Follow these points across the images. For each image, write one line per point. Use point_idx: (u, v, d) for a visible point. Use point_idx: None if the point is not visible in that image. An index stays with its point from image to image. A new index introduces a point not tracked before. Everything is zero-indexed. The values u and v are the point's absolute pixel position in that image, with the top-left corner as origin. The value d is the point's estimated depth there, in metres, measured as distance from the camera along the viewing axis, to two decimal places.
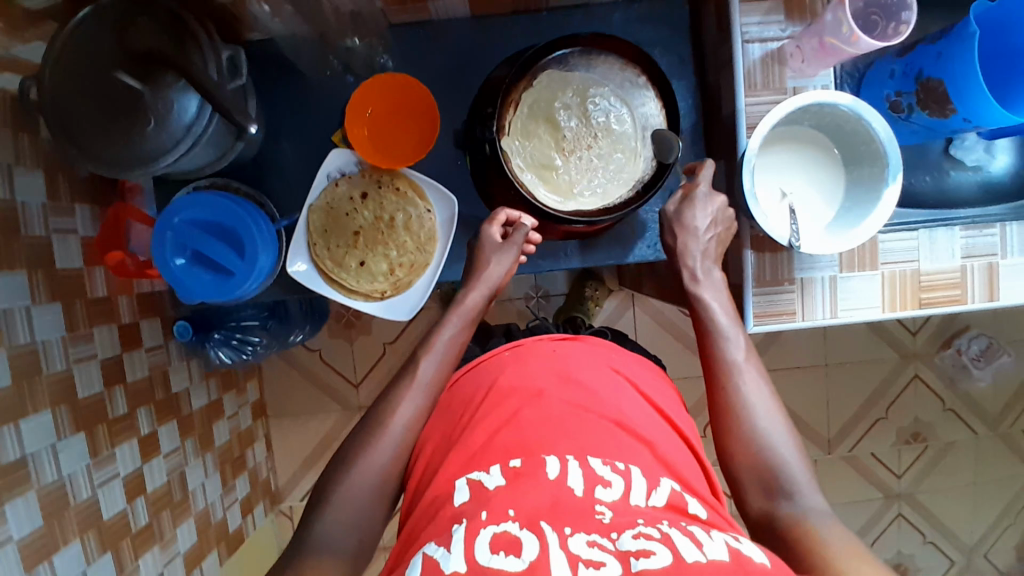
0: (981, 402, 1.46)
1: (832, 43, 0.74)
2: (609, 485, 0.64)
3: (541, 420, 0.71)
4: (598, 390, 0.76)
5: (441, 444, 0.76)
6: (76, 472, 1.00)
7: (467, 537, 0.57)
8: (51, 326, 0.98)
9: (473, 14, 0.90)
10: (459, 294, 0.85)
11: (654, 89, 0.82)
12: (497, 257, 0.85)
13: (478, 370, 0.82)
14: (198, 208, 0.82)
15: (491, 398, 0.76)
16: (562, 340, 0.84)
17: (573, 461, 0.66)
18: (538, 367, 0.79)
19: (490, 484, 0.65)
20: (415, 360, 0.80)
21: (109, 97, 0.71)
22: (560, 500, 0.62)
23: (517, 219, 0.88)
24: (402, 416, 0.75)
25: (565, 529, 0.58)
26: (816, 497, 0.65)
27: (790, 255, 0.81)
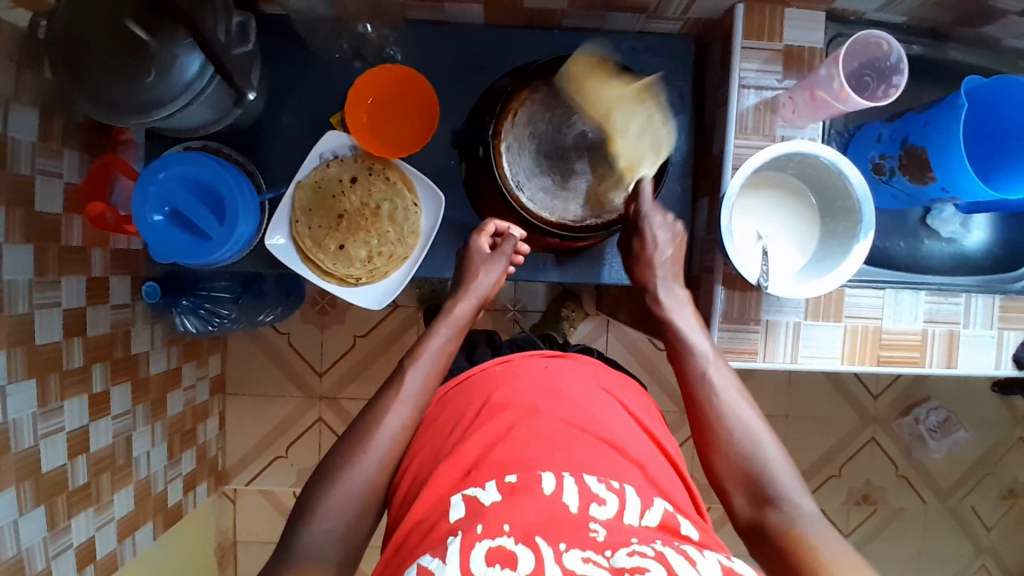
0: (933, 474, 1.48)
1: (822, 96, 0.76)
2: (604, 502, 0.62)
3: (536, 435, 0.68)
4: (590, 408, 0.73)
5: (428, 455, 0.74)
6: (22, 418, 0.98)
7: (463, 549, 0.57)
8: (20, 267, 0.97)
9: (487, 22, 0.92)
10: (448, 304, 0.86)
11: (651, 118, 0.83)
12: (487, 268, 0.87)
13: (466, 384, 0.80)
14: (185, 167, 0.82)
15: (484, 411, 0.73)
16: (553, 357, 0.82)
17: (568, 477, 0.64)
18: (530, 381, 0.76)
19: (486, 499, 0.62)
20: (402, 373, 0.79)
21: (115, 42, 0.72)
22: (555, 515, 0.60)
23: (506, 230, 0.89)
24: (389, 427, 0.74)
25: (560, 544, 0.57)
26: (805, 505, 0.65)
27: (759, 296, 0.83)
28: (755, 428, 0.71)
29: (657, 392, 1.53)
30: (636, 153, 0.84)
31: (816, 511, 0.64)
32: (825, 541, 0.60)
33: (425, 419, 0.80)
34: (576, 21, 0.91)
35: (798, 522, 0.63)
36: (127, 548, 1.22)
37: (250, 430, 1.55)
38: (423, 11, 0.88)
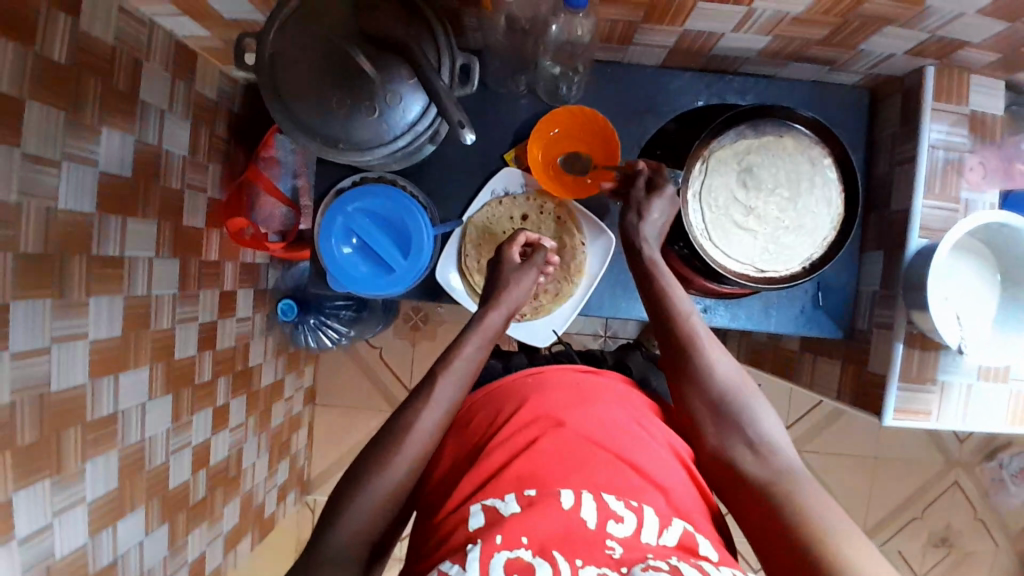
0: (1010, 519, 1.50)
1: (1023, 169, 0.83)
2: (622, 520, 0.62)
3: (556, 450, 0.68)
4: (619, 429, 0.73)
5: (459, 465, 0.75)
6: (158, 434, 0.97)
7: (482, 558, 0.56)
8: (166, 281, 0.96)
9: (662, 64, 0.91)
10: (478, 313, 0.81)
11: (836, 172, 0.84)
12: (518, 276, 0.82)
13: (499, 392, 0.81)
14: (371, 201, 0.82)
15: (511, 423, 0.73)
16: (588, 373, 0.82)
17: (587, 494, 0.64)
18: (561, 395, 0.77)
19: (505, 510, 0.62)
20: (433, 377, 0.74)
21: (339, 75, 0.70)
22: (573, 530, 0.61)
23: (537, 241, 0.88)
24: (422, 428, 0.71)
25: (576, 560, 0.58)
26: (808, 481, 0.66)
27: (938, 357, 0.83)
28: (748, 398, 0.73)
29: None
30: (824, 206, 0.84)
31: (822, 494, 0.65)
32: (812, 498, 0.64)
33: (458, 423, 0.81)
34: (753, 69, 0.90)
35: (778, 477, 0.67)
36: (230, 561, 1.22)
37: (333, 442, 1.54)
38: (605, 52, 0.87)
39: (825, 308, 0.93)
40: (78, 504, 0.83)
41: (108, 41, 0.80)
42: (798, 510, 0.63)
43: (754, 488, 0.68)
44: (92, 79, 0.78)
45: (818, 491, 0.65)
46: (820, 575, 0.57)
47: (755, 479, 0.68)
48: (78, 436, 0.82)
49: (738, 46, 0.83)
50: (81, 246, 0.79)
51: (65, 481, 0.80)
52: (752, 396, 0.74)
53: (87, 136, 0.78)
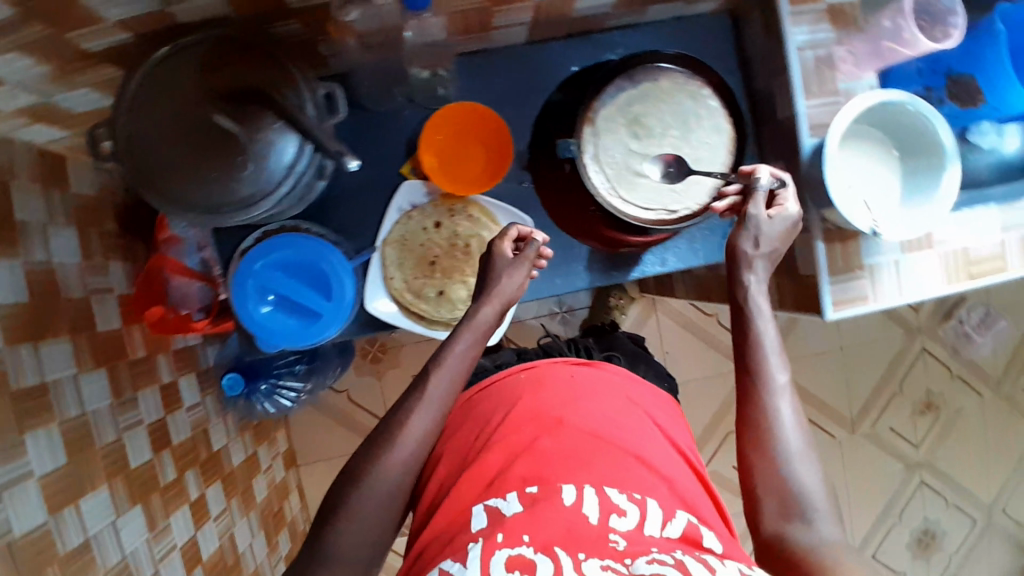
0: (984, 367, 1.56)
1: (891, 46, 0.81)
2: (625, 514, 0.66)
3: (559, 450, 0.72)
4: (622, 425, 0.77)
5: (455, 465, 0.78)
6: (139, 547, 0.93)
7: (485, 555, 0.60)
8: (99, 394, 0.92)
9: (529, 39, 0.91)
10: (470, 309, 0.80)
11: (718, 98, 0.85)
12: (508, 268, 0.80)
13: (491, 392, 0.84)
14: (277, 253, 0.80)
15: (509, 424, 0.76)
16: (581, 367, 0.86)
17: (589, 488, 0.67)
18: (554, 394, 0.80)
19: (507, 509, 0.66)
20: (426, 375, 0.76)
21: (200, 140, 0.68)
22: (575, 529, 0.63)
23: (529, 234, 0.83)
24: (414, 429, 0.72)
25: (579, 554, 0.60)
26: (833, 531, 0.67)
27: (858, 244, 0.86)
28: (803, 464, 0.70)
29: (719, 356, 1.56)
30: (715, 133, 0.85)
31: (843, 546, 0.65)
32: (847, 566, 0.62)
33: (454, 422, 0.84)
34: (616, 21, 0.91)
35: (817, 547, 0.65)
36: None
37: None
38: (469, 43, 0.86)
39: None
40: None
41: None
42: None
43: (792, 554, 0.65)
44: None
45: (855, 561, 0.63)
46: None
47: (797, 546, 0.66)
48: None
49: (593, 4, 0.83)
50: None
51: None
52: (810, 464, 0.70)
53: None
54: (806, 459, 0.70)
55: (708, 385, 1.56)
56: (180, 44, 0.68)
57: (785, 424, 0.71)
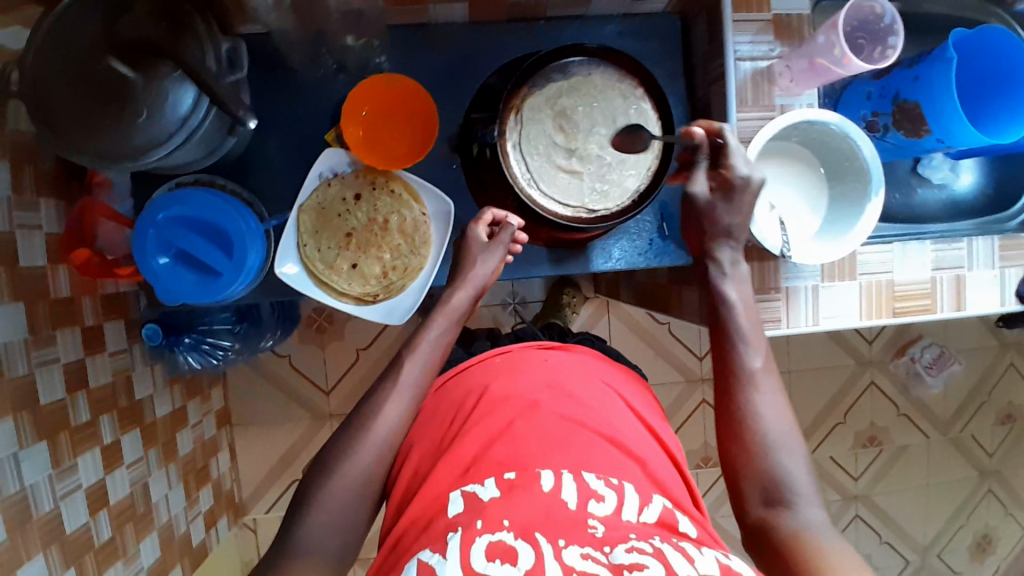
0: (933, 408, 1.54)
1: (823, 64, 0.79)
2: (603, 500, 0.67)
3: (533, 432, 0.72)
4: (594, 404, 0.78)
5: (429, 450, 0.77)
6: (39, 482, 0.95)
7: (464, 543, 0.61)
8: (14, 328, 0.93)
9: (471, 19, 0.90)
10: (445, 294, 0.84)
11: (650, 101, 0.83)
12: (482, 256, 0.84)
13: (467, 373, 0.83)
14: (184, 205, 0.79)
15: (484, 402, 0.76)
16: (547, 349, 0.86)
17: (566, 474, 0.68)
18: (532, 375, 0.80)
19: (484, 496, 0.66)
20: (400, 360, 0.80)
21: (93, 84, 0.66)
22: (553, 512, 0.64)
23: (504, 219, 0.86)
24: (385, 423, 0.75)
25: (559, 540, 0.62)
26: (817, 511, 0.65)
27: (777, 265, 0.84)
28: (789, 454, 0.69)
29: (665, 366, 1.55)
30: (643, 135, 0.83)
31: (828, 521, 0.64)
32: (837, 553, 0.60)
33: (426, 409, 0.83)
34: (561, 11, 0.89)
35: (805, 532, 0.63)
36: None
37: (260, 459, 1.52)
38: (406, 16, 0.85)
39: (671, 238, 0.94)
40: None
41: None
42: (827, 566, 0.58)
43: (779, 541, 0.63)
44: None
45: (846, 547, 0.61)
46: None
47: (788, 533, 0.63)
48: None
49: None
50: None
51: None
52: (798, 454, 0.69)
53: None
54: (786, 432, 0.70)
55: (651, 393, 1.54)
56: None
57: (761, 413, 0.70)
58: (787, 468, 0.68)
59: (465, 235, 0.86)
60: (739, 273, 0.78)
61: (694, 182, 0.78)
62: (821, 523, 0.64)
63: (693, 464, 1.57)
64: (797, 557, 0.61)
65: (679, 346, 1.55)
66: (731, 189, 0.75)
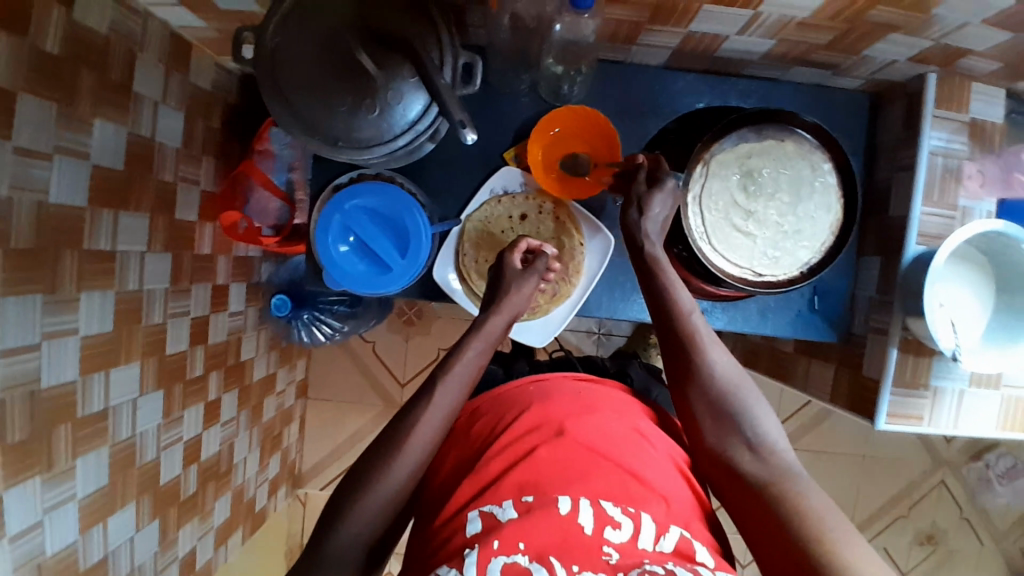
0: (995, 518, 1.52)
1: (1023, 179, 0.84)
2: (619, 526, 0.64)
3: (558, 458, 0.70)
4: (617, 440, 0.74)
5: (458, 467, 0.77)
6: (148, 430, 0.96)
7: (481, 562, 0.59)
8: (159, 276, 0.95)
9: (666, 64, 0.91)
10: (481, 317, 0.80)
11: (837, 178, 0.84)
12: (521, 283, 0.81)
13: (503, 397, 0.82)
14: (369, 197, 0.81)
15: (513, 427, 0.75)
16: (585, 381, 0.84)
17: (584, 500, 0.66)
18: (565, 401, 0.78)
19: (503, 515, 0.65)
20: (432, 381, 0.73)
21: (338, 72, 0.69)
22: (571, 537, 0.63)
23: (538, 247, 0.87)
24: (423, 432, 0.70)
25: (573, 566, 0.61)
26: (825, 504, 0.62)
27: (931, 361, 0.84)
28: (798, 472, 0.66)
29: None
30: (824, 211, 0.84)
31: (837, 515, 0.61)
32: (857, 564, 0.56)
33: (461, 428, 0.82)
34: (757, 71, 0.90)
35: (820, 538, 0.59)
36: (221, 555, 1.22)
37: (325, 436, 1.54)
38: (610, 51, 0.87)
39: (820, 313, 0.94)
40: (68, 501, 0.82)
41: (101, 31, 0.79)
42: (848, 573, 0.55)
43: (789, 541, 0.60)
44: (85, 71, 0.77)
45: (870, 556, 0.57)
46: None
47: (803, 533, 0.60)
48: (69, 434, 0.80)
49: (742, 49, 0.82)
50: (71, 240, 0.77)
51: (55, 479, 0.79)
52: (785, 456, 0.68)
53: (80, 127, 0.77)
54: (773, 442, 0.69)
55: None
56: None
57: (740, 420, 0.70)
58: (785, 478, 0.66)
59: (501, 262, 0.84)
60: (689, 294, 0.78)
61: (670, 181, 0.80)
62: (830, 510, 0.62)
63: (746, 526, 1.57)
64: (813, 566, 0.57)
65: None
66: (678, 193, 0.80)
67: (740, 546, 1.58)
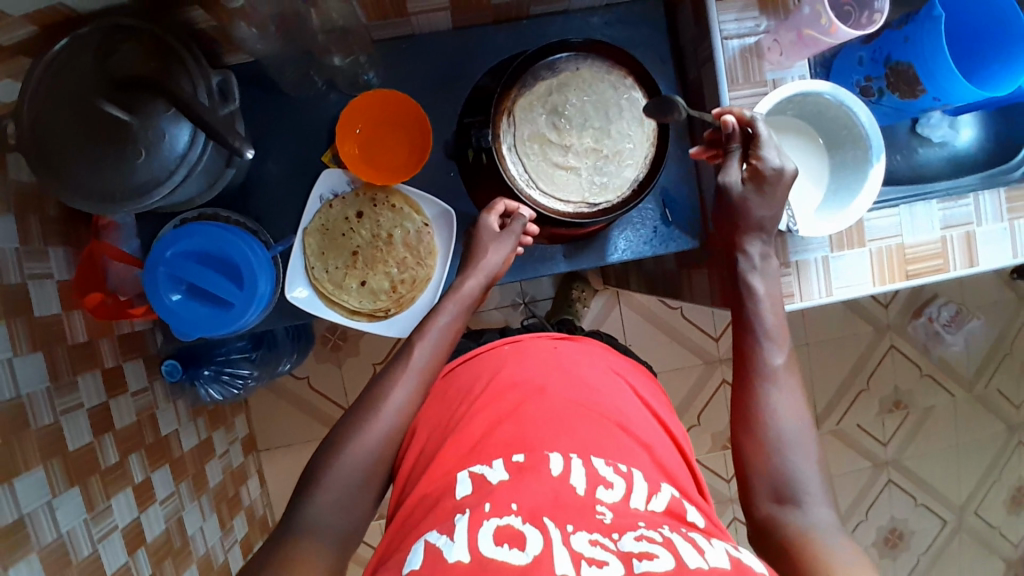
0: (955, 365, 1.53)
1: (810, 35, 0.78)
2: (611, 486, 0.65)
3: (544, 415, 0.72)
4: (601, 391, 0.77)
5: (436, 431, 0.76)
6: (75, 527, 0.93)
7: (472, 525, 0.58)
8: (35, 377, 0.91)
9: (454, 26, 0.91)
10: (456, 282, 0.81)
11: (641, 89, 0.84)
12: (493, 244, 0.80)
13: (476, 360, 0.83)
14: (189, 240, 0.80)
15: (491, 389, 0.76)
16: (559, 338, 0.85)
17: (576, 459, 0.67)
18: (537, 360, 0.80)
19: (493, 477, 0.65)
20: (409, 345, 0.77)
21: (94, 128, 0.69)
22: (561, 498, 0.63)
23: (516, 209, 0.82)
24: (394, 402, 0.72)
25: (567, 526, 0.59)
26: (824, 512, 0.64)
27: (784, 240, 0.85)
28: (799, 456, 0.68)
29: (681, 350, 1.54)
30: (637, 124, 0.84)
31: (833, 522, 0.63)
32: (839, 554, 0.60)
33: (434, 392, 0.82)
34: (543, 8, 0.91)
35: (810, 532, 0.62)
36: None
37: (290, 481, 1.54)
38: (391, 29, 0.87)
39: (675, 223, 0.95)
40: None
41: None
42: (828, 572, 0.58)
43: (780, 540, 0.63)
44: None
45: (851, 545, 0.61)
46: None
47: (784, 532, 0.63)
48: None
49: None
50: None
51: None
52: (809, 454, 0.68)
53: None
54: (800, 437, 0.69)
55: (668, 380, 1.54)
56: (75, 34, 0.69)
57: (775, 408, 0.70)
58: (797, 478, 0.66)
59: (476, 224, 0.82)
60: (768, 268, 0.78)
61: (726, 171, 0.76)
62: (827, 525, 0.63)
63: (719, 445, 1.56)
64: (802, 554, 0.60)
65: (693, 329, 1.54)
66: (763, 181, 0.74)
67: (721, 467, 1.57)
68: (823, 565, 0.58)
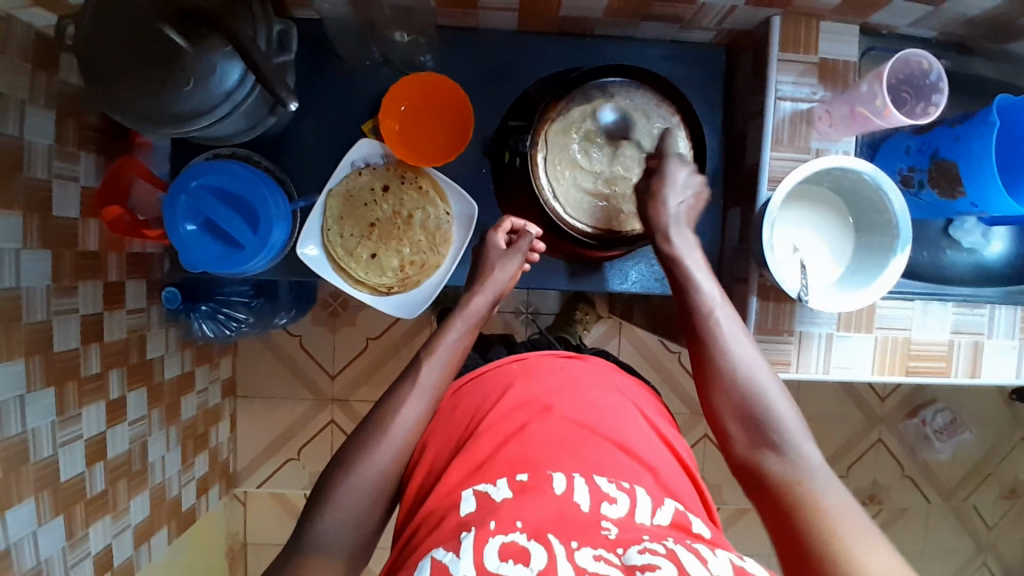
0: (937, 473, 1.51)
1: (863, 113, 0.78)
2: (615, 501, 0.63)
3: (549, 434, 0.69)
4: (608, 416, 0.74)
5: (445, 448, 0.73)
6: (41, 427, 0.93)
7: (477, 544, 0.57)
8: (39, 274, 0.92)
9: (518, 29, 0.92)
10: (466, 297, 0.83)
11: (687, 129, 0.86)
12: (501, 261, 0.85)
13: (480, 380, 0.80)
14: (216, 176, 0.81)
15: (498, 410, 0.73)
16: (568, 357, 0.82)
17: (578, 478, 0.64)
18: (543, 382, 0.77)
19: (497, 495, 0.63)
20: (417, 364, 0.77)
21: (148, 48, 0.70)
22: (566, 514, 0.61)
23: (521, 227, 0.88)
24: (404, 419, 0.73)
25: (572, 542, 0.58)
26: (809, 447, 0.67)
27: (793, 308, 0.85)
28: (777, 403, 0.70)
29: (670, 395, 1.53)
30: None
31: (818, 453, 0.66)
32: (829, 495, 0.62)
33: (440, 411, 0.79)
34: (608, 31, 0.91)
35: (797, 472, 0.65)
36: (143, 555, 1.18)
37: (259, 433, 1.54)
38: (457, 18, 0.88)
39: None
40: None
41: None
42: (816, 507, 0.61)
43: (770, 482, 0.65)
44: None
45: (838, 489, 0.63)
46: (804, 525, 0.60)
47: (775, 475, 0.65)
48: None
49: (581, 6, 0.83)
50: None
51: None
52: (783, 400, 0.70)
53: None
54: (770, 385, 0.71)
55: None
56: None
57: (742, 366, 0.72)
58: (779, 422, 0.68)
59: (484, 242, 0.87)
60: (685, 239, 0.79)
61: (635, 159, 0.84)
62: (814, 461, 0.65)
63: None
64: (793, 499, 0.62)
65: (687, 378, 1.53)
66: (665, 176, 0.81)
67: None
68: (812, 503, 0.61)
